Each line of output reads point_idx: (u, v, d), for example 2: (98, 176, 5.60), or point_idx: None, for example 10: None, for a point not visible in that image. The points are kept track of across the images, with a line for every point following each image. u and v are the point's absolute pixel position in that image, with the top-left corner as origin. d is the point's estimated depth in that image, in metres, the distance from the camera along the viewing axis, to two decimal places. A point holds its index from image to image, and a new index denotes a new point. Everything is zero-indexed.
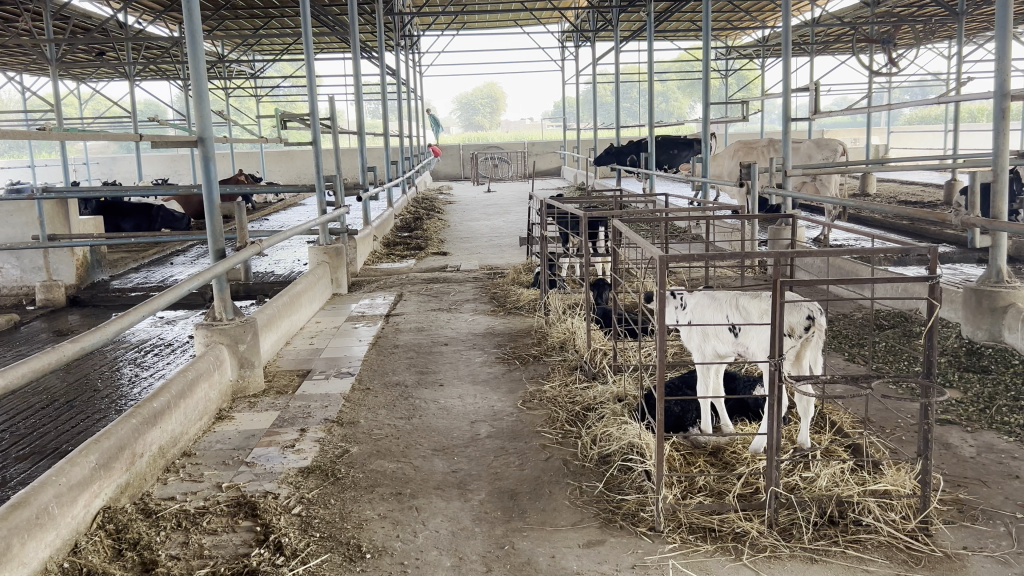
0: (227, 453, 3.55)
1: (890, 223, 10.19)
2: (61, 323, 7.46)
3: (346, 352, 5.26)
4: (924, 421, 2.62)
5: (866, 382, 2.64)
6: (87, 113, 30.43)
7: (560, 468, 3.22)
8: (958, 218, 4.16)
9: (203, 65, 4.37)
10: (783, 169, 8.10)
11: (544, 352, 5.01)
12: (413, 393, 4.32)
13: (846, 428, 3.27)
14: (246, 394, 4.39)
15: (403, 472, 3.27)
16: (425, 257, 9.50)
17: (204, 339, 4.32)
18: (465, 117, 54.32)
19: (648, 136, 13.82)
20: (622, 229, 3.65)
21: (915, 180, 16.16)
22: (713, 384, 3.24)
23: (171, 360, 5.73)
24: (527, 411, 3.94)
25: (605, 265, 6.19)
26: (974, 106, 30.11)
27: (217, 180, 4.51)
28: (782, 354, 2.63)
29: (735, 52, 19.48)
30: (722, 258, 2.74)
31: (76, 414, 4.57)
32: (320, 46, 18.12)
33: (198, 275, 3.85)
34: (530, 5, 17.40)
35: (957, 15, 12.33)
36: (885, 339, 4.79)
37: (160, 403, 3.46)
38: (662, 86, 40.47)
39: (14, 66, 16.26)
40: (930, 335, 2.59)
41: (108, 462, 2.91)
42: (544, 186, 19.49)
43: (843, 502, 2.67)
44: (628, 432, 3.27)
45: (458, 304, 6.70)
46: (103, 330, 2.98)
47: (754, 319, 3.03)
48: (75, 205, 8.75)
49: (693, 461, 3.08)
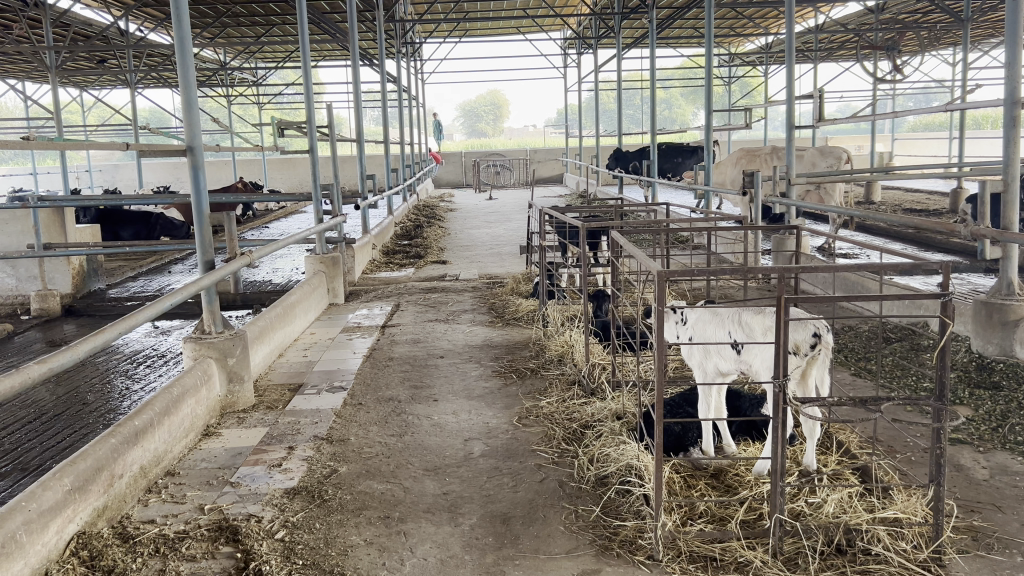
0: (211, 472, 3.43)
1: (895, 232, 10.06)
2: (56, 333, 7.34)
3: (341, 364, 5.14)
4: (937, 446, 2.49)
5: (875, 404, 2.51)
6: (90, 122, 30.51)
7: (556, 491, 3.09)
8: (968, 229, 4.01)
9: (191, 70, 4.26)
10: (787, 177, 7.91)
11: (542, 365, 4.89)
12: (406, 409, 4.20)
13: (854, 449, 3.15)
14: (235, 409, 4.27)
15: (392, 494, 3.15)
16: (424, 266, 9.38)
17: (192, 352, 4.21)
18: (468, 125, 54.39)
19: (650, 144, 13.68)
20: (621, 241, 3.53)
21: (920, 188, 16.02)
22: (714, 403, 3.13)
23: (164, 372, 5.61)
24: (523, 429, 3.82)
25: (604, 275, 6.07)
26: (978, 112, 30.09)
27: (206, 190, 4.39)
28: (786, 374, 2.50)
29: (738, 59, 19.38)
30: (723, 273, 2.60)
31: (62, 429, 4.45)
32: (322, 53, 18.04)
33: (185, 287, 3.72)
34: (532, 11, 17.34)
35: (962, 22, 12.23)
36: (893, 354, 4.67)
37: (142, 421, 3.33)
38: (665, 93, 40.49)
39: (16, 73, 16.19)
40: (942, 356, 2.46)
41: (84, 485, 2.79)
42: (547, 193, 19.36)
43: (851, 530, 2.55)
44: (627, 453, 3.15)
45: (455, 314, 6.58)
46: (75, 349, 2.73)
47: (758, 336, 2.90)
48: (71, 214, 8.63)
49: (694, 484, 2.96)
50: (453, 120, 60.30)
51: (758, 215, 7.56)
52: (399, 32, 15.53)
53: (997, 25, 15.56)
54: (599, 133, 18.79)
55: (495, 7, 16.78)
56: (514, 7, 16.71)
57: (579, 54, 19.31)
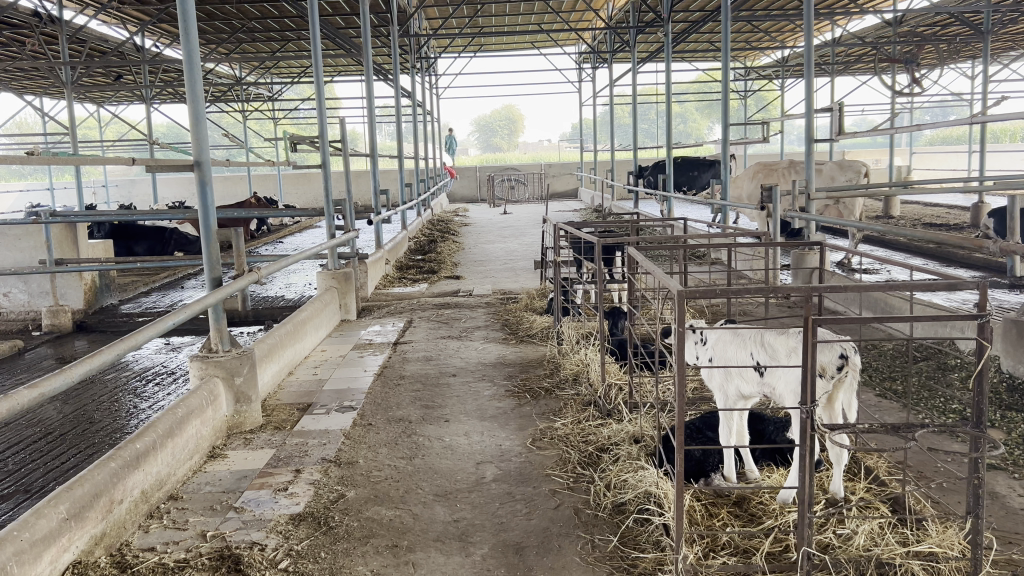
0: (215, 497, 3.32)
1: (916, 247, 9.90)
2: (67, 349, 7.28)
3: (351, 383, 5.03)
4: (974, 475, 2.34)
5: (907, 431, 2.38)
6: (106, 137, 30.77)
7: (571, 519, 2.97)
8: (996, 245, 3.58)
9: (199, 86, 4.21)
10: (806, 192, 7.75)
11: (556, 384, 4.77)
12: (416, 430, 4.09)
13: (884, 476, 3.02)
14: (242, 429, 4.17)
15: (400, 521, 3.03)
16: (438, 281, 9.28)
17: (198, 371, 4.11)
18: (483, 139, 54.61)
19: (666, 158, 13.54)
20: (640, 257, 3.43)
21: (938, 202, 15.88)
22: (736, 427, 3.01)
23: (172, 390, 5.51)
24: (537, 451, 3.70)
25: (621, 292, 5.94)
26: (996, 126, 29.96)
27: (214, 207, 4.33)
28: (813, 400, 2.37)
29: (754, 72, 19.34)
30: (747, 292, 2.48)
31: (67, 449, 4.36)
32: (337, 68, 18.10)
33: (192, 304, 3.62)
34: (546, 25, 17.35)
35: (982, 34, 12.15)
36: (919, 373, 4.53)
37: (143, 443, 3.22)
38: (680, 107, 40.61)
39: (35, 88, 16.32)
40: (979, 380, 2.32)
41: (80, 511, 2.69)
42: (562, 208, 19.30)
43: (883, 563, 2.42)
44: (645, 479, 3.02)
45: (469, 331, 6.47)
46: (69, 372, 2.58)
47: (782, 358, 2.78)
48: (84, 229, 8.60)
49: (716, 513, 2.83)
50: (468, 134, 60.37)
51: (775, 230, 7.40)
52: (415, 46, 15.56)
53: (1016, 38, 15.47)
54: (613, 148, 18.66)
55: (510, 22, 16.78)
56: (529, 21, 16.71)
57: (594, 68, 19.27)
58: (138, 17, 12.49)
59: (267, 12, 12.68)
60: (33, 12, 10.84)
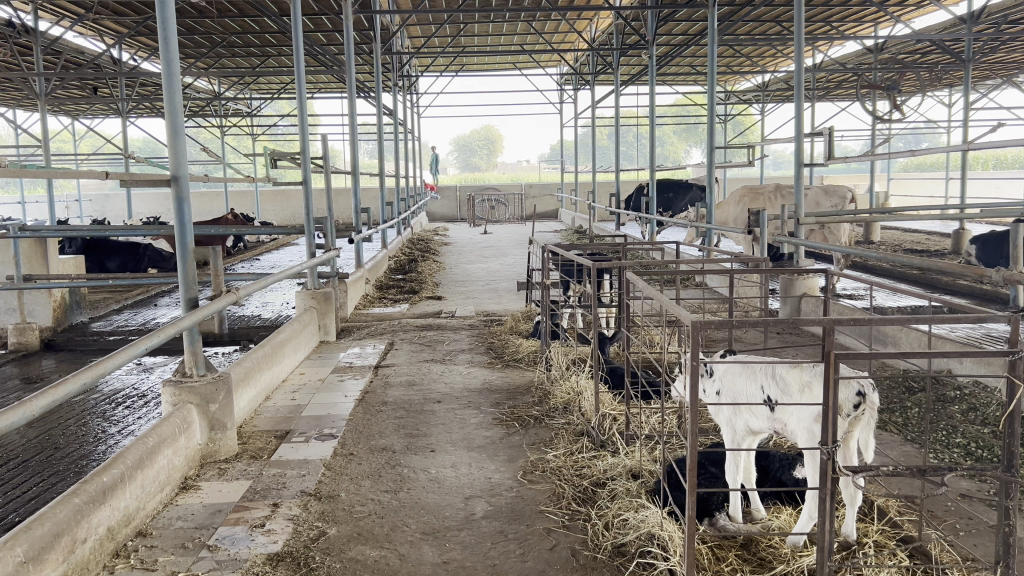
0: (186, 534, 3.11)
1: (901, 273, 9.82)
2: (33, 368, 7.00)
3: (331, 410, 4.81)
4: (1004, 522, 2.22)
5: (934, 474, 2.23)
6: (81, 150, 30.40)
7: (568, 561, 2.80)
8: (1000, 274, 3.23)
9: (178, 100, 4.03)
10: (796, 217, 7.56)
11: (546, 413, 4.59)
12: (401, 461, 3.90)
13: (896, 518, 2.87)
14: (216, 458, 3.96)
15: (386, 563, 2.84)
16: (419, 301, 9.07)
17: (171, 398, 3.89)
18: (462, 159, 54.56)
19: (647, 181, 13.41)
20: (638, 283, 3.26)
21: (919, 228, 15.95)
22: (742, 465, 2.85)
23: (143, 415, 5.26)
24: (529, 486, 3.52)
25: (609, 316, 5.76)
26: (971, 154, 30.31)
27: (191, 225, 4.12)
28: (835, 441, 2.24)
29: (735, 96, 19.45)
30: (761, 322, 2.31)
31: (30, 477, 4.11)
32: (317, 85, 17.93)
33: (168, 327, 3.40)
34: (529, 46, 17.35)
35: (964, 63, 12.24)
36: (919, 407, 4.41)
37: (111, 477, 3.00)
38: (660, 130, 40.87)
39: (6, 100, 16.00)
40: (1011, 422, 2.17)
41: (38, 555, 2.47)
42: (543, 229, 19.19)
43: None
44: (649, 519, 2.87)
45: (452, 354, 6.28)
46: (29, 406, 2.32)
47: (794, 393, 2.61)
48: (55, 244, 8.23)
49: (723, 556, 2.67)
50: (447, 155, 60.43)
51: (762, 254, 7.22)
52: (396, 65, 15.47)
53: (996, 66, 15.60)
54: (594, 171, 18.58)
55: (493, 42, 16.74)
56: (512, 42, 16.71)
57: (575, 89, 19.30)
58: (116, 30, 12.30)
59: (249, 27, 12.53)
60: (6, 22, 10.62)
